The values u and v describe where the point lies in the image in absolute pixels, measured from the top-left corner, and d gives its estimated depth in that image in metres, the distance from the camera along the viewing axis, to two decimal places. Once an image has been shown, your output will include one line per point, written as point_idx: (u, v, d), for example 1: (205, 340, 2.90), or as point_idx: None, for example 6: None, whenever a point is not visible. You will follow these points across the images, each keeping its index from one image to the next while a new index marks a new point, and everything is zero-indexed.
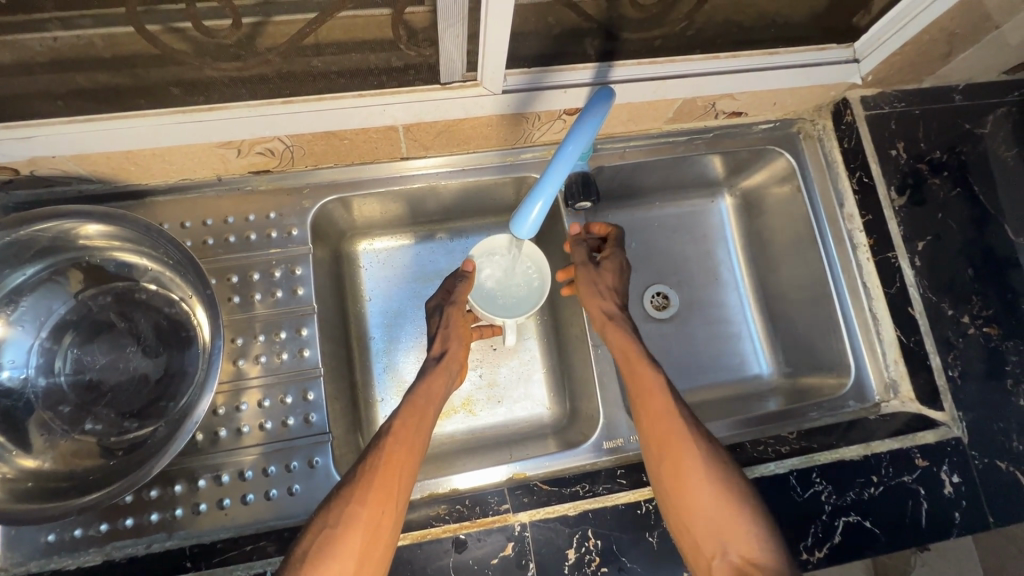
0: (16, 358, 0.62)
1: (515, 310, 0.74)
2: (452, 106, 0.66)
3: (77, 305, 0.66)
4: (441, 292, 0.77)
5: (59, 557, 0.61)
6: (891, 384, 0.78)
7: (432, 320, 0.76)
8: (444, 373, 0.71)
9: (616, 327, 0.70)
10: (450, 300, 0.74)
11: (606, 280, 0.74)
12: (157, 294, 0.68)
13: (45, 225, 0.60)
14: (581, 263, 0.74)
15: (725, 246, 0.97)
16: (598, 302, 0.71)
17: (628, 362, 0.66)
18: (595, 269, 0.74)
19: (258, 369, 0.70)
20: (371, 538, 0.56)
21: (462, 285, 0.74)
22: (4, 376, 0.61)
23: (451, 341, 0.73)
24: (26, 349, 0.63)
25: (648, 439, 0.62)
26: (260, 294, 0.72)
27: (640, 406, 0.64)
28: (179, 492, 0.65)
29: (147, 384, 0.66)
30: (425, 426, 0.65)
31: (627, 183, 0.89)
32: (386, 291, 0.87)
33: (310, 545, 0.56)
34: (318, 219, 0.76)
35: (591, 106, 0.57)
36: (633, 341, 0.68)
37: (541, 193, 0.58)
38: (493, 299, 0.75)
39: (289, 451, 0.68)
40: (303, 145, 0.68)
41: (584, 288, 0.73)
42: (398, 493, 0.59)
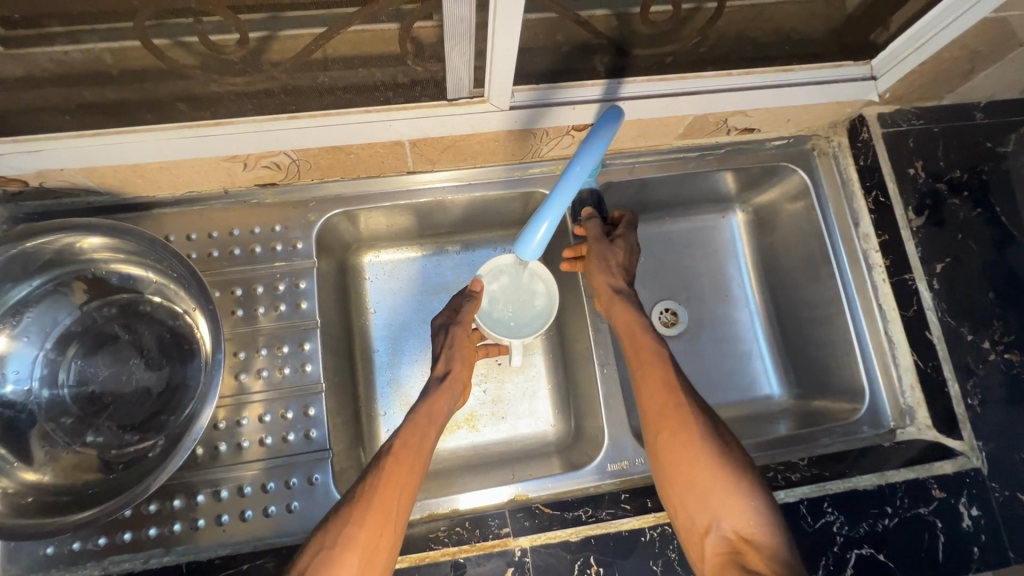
0: (19, 370, 0.62)
1: (523, 331, 0.74)
2: (457, 122, 0.65)
3: (82, 316, 0.66)
4: (447, 311, 0.76)
5: (57, 570, 0.61)
6: (907, 411, 0.75)
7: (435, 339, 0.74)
8: (445, 395, 0.70)
9: (622, 303, 0.69)
10: (456, 319, 0.73)
11: (619, 257, 0.72)
12: (160, 306, 0.68)
13: (51, 238, 0.60)
14: (595, 241, 0.72)
15: (735, 262, 0.95)
16: (608, 278, 0.70)
17: (631, 336, 0.67)
18: (609, 242, 0.72)
19: (260, 383, 0.69)
20: (366, 563, 0.55)
21: (468, 303, 0.73)
22: (7, 389, 0.61)
23: (456, 361, 0.72)
24: (30, 360, 0.63)
25: (647, 411, 0.63)
26: (264, 308, 0.71)
27: (641, 378, 0.65)
28: (178, 507, 0.64)
29: (149, 397, 0.66)
30: (426, 447, 0.64)
31: (637, 197, 0.87)
32: (390, 304, 0.86)
33: (308, 566, 0.55)
34: (323, 233, 0.76)
35: (600, 126, 0.56)
36: (636, 315, 0.68)
37: (549, 214, 0.58)
38: (499, 319, 0.75)
39: (289, 467, 0.67)
40: (308, 159, 0.68)
41: (595, 264, 0.71)
42: (395, 528, 0.58)
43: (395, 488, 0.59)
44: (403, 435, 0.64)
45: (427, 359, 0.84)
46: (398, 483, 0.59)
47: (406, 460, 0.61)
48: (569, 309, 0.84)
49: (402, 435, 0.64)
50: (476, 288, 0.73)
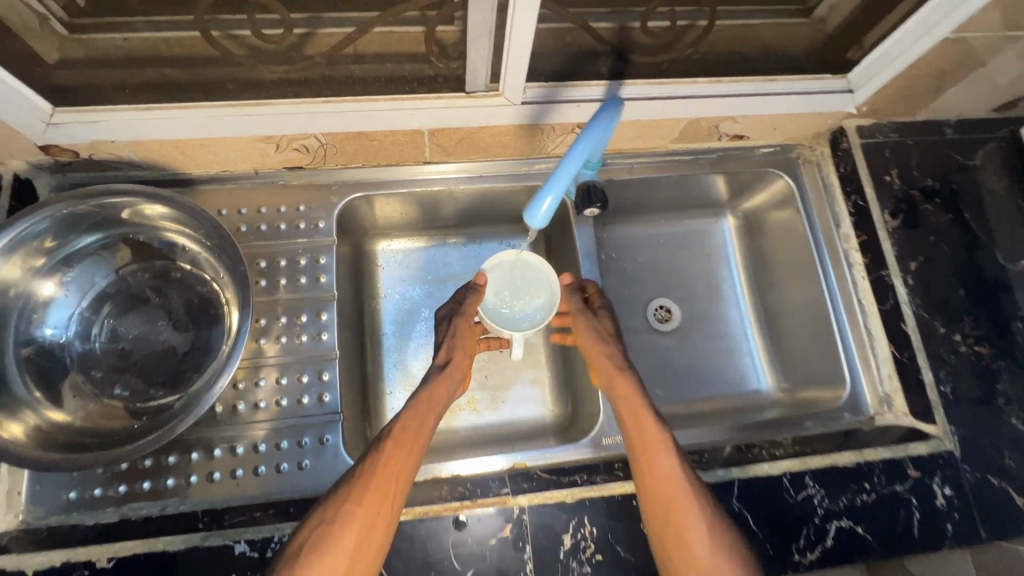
0: (58, 319, 0.67)
1: (524, 323, 0.77)
2: (475, 113, 0.71)
3: (118, 279, 0.71)
4: (450, 303, 0.80)
5: (76, 514, 0.63)
6: (885, 398, 0.80)
7: (439, 329, 0.79)
8: (445, 382, 0.74)
9: (623, 380, 0.69)
10: (458, 310, 0.78)
11: (604, 325, 0.76)
12: (190, 273, 0.73)
13: (102, 202, 0.65)
14: (581, 312, 0.77)
15: (726, 264, 1.01)
16: (599, 349, 0.73)
17: (632, 415, 0.67)
18: (596, 320, 0.76)
19: (278, 349, 0.74)
20: (365, 538, 0.58)
21: (473, 295, 0.78)
22: (46, 334, 0.66)
23: (456, 351, 0.76)
24: (68, 314, 0.68)
25: (652, 505, 0.62)
26: (286, 280, 0.76)
27: (645, 470, 0.63)
28: (195, 460, 0.67)
29: (174, 356, 0.70)
30: (423, 434, 0.67)
31: (635, 197, 0.94)
32: (399, 290, 0.91)
33: (306, 541, 0.57)
34: (343, 214, 0.81)
35: (604, 110, 0.62)
36: (639, 395, 0.68)
37: (552, 189, 0.63)
38: (501, 312, 0.79)
39: (302, 427, 0.71)
40: (335, 143, 0.74)
41: (585, 332, 0.75)
42: (388, 508, 0.60)
43: (390, 479, 0.61)
44: (401, 422, 0.66)
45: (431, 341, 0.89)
46: (395, 470, 0.62)
47: (405, 444, 0.64)
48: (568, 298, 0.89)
49: (398, 428, 0.65)
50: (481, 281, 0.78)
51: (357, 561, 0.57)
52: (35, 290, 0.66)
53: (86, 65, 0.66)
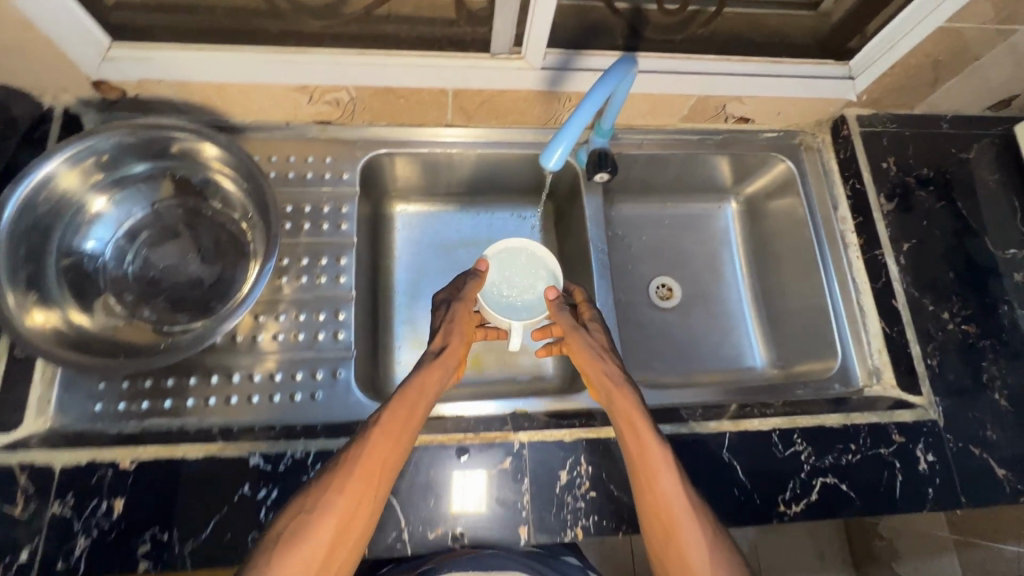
0: (101, 233, 0.72)
1: (526, 313, 0.77)
2: (497, 75, 0.77)
3: (153, 213, 0.75)
4: (450, 288, 0.76)
5: (100, 425, 0.65)
6: (874, 371, 0.83)
7: (436, 313, 0.74)
8: (440, 368, 0.68)
9: (620, 394, 0.66)
10: (459, 296, 0.74)
11: (601, 338, 0.72)
12: (221, 212, 0.77)
13: (154, 134, 0.71)
14: (574, 327, 0.72)
15: (727, 247, 1.05)
16: (596, 364, 0.69)
17: (630, 428, 0.63)
18: (590, 334, 0.72)
19: (298, 288, 0.77)
20: (344, 528, 0.56)
21: (473, 282, 0.75)
22: (88, 244, 0.71)
23: (453, 336, 0.71)
24: (111, 231, 0.73)
25: (650, 518, 0.59)
26: (309, 225, 0.80)
27: (645, 485, 0.60)
28: (215, 383, 0.70)
29: (201, 287, 0.74)
30: (411, 426, 0.62)
31: (644, 174, 0.98)
32: (412, 252, 0.95)
33: (284, 531, 0.54)
34: (366, 170, 0.86)
35: (619, 63, 0.67)
36: (638, 407, 0.64)
37: (568, 132, 0.67)
38: (501, 301, 0.78)
39: (316, 361, 0.74)
40: (364, 99, 0.78)
41: (580, 346, 0.71)
42: (374, 499, 0.58)
43: (382, 472, 0.59)
44: (391, 410, 0.62)
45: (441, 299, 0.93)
46: (387, 462, 0.60)
47: (392, 433, 0.60)
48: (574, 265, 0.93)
49: (389, 415, 0.61)
50: (482, 269, 0.77)
51: (336, 554, 0.55)
52: (88, 203, 0.71)
53: (139, 9, 0.71)
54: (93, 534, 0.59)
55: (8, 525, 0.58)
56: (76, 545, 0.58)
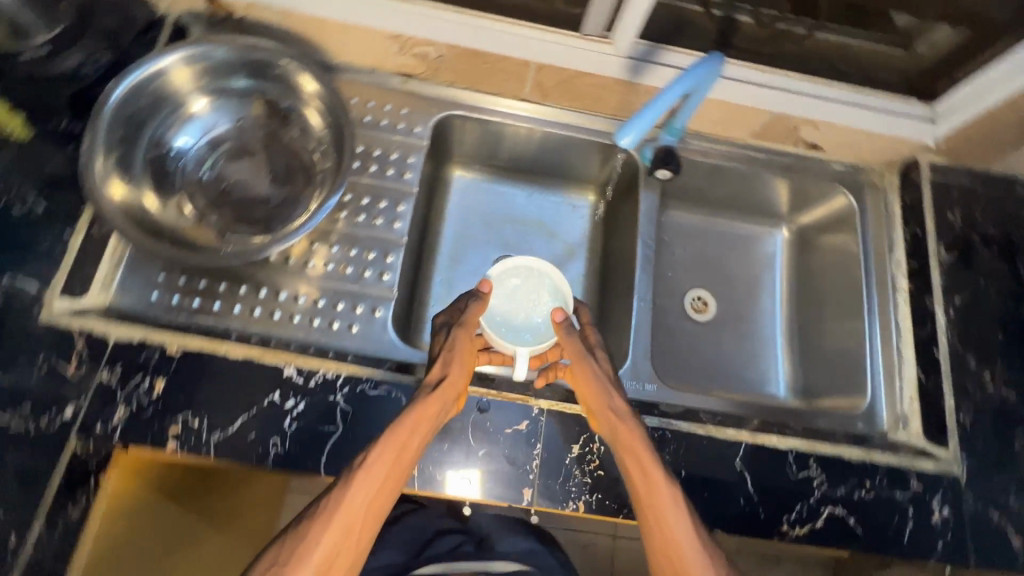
0: (190, 136, 0.77)
1: (536, 340, 0.69)
2: (583, 56, 0.83)
3: (236, 128, 0.79)
4: (448, 312, 0.68)
5: (154, 313, 0.69)
6: (901, 418, 0.81)
7: (433, 338, 0.67)
8: (435, 406, 0.62)
9: (627, 429, 0.64)
10: (459, 320, 0.67)
11: (607, 369, 0.67)
12: (296, 139, 0.80)
13: (257, 56, 0.76)
14: (581, 354, 0.67)
15: (771, 273, 1.03)
16: (604, 397, 0.65)
17: (639, 465, 0.62)
18: (598, 362, 0.67)
19: (354, 224, 0.80)
20: None
21: (474, 304, 0.68)
22: (177, 142, 0.76)
23: (452, 367, 0.64)
24: (198, 136, 0.77)
25: (658, 559, 0.59)
26: (375, 167, 0.83)
27: (653, 524, 0.60)
28: (262, 296, 0.73)
29: (265, 205, 0.77)
30: (399, 475, 0.59)
31: (703, 184, 0.97)
32: (461, 216, 0.96)
33: None
34: (436, 128, 0.87)
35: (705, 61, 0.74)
36: (645, 441, 0.63)
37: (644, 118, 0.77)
38: (505, 326, 0.70)
39: (357, 296, 0.76)
40: (452, 58, 0.83)
41: (586, 377, 0.66)
42: (357, 544, 0.56)
43: (373, 513, 0.57)
44: (380, 448, 0.59)
45: (479, 267, 0.94)
46: (379, 499, 0.58)
47: (378, 480, 0.58)
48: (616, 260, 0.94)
49: (379, 454, 0.58)
50: (484, 290, 0.69)
51: None
52: (189, 103, 0.76)
53: None
54: (133, 406, 0.63)
55: (60, 382, 0.62)
56: (115, 412, 0.62)
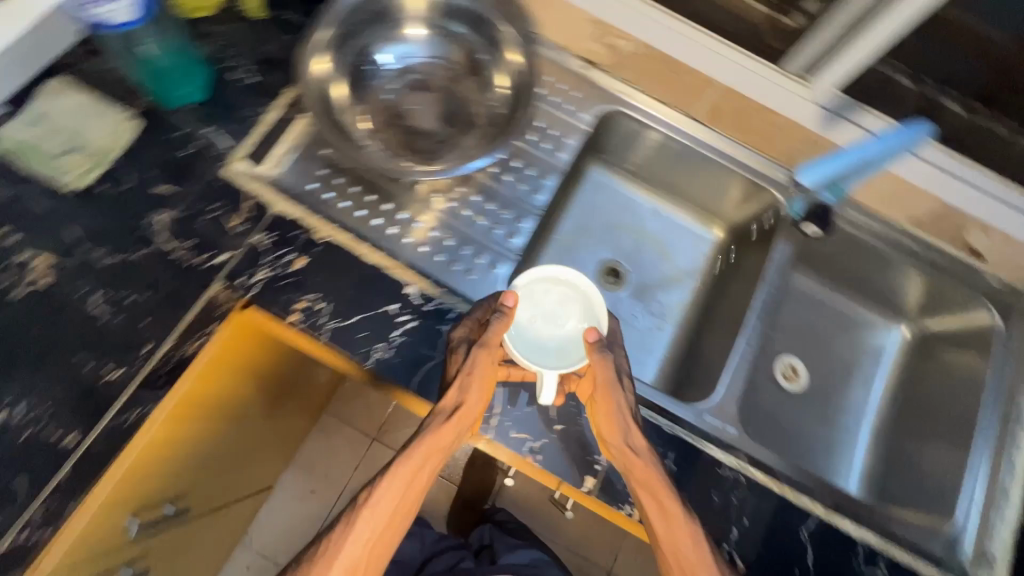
0: (391, 56, 0.83)
1: (561, 361, 0.66)
2: (773, 92, 0.80)
3: (427, 61, 0.83)
4: (471, 324, 0.68)
5: (304, 202, 0.72)
6: (986, 556, 0.75)
7: (453, 354, 0.67)
8: (450, 438, 0.65)
9: (643, 463, 0.65)
10: (482, 340, 0.65)
11: (629, 399, 0.66)
12: (473, 88, 0.83)
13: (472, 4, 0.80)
14: (609, 382, 0.64)
15: (875, 365, 0.98)
16: (624, 431, 0.65)
17: (656, 499, 0.65)
18: (624, 392, 0.65)
19: (501, 182, 0.84)
20: None
21: (498, 322, 0.64)
22: (380, 57, 0.82)
23: (469, 394, 0.64)
24: (397, 58, 0.83)
25: None
26: (534, 136, 0.87)
27: (667, 551, 0.64)
28: (400, 218, 0.76)
29: (429, 138, 0.82)
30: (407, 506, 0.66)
31: (838, 254, 0.93)
32: (586, 211, 0.98)
33: None
34: (601, 119, 0.89)
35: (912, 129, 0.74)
36: (660, 475, 0.65)
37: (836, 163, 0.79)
38: (533, 342, 0.67)
39: (483, 247, 0.79)
40: (642, 57, 0.83)
41: (609, 407, 0.65)
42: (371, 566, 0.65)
43: (385, 539, 0.65)
44: (386, 486, 0.65)
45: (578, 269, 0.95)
46: (389, 528, 0.65)
47: (383, 519, 0.65)
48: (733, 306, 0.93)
49: (385, 489, 0.65)
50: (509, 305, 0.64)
51: None
52: (406, 27, 0.82)
53: None
54: (274, 272, 0.69)
55: (222, 231, 0.69)
56: (258, 272, 0.68)
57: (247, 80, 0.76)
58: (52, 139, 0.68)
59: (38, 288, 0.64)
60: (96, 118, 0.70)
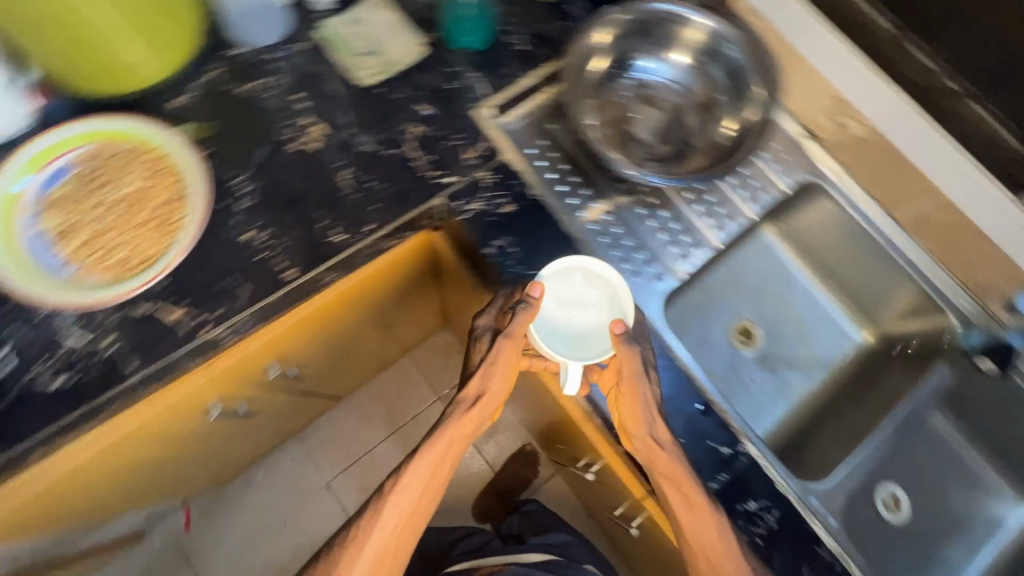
0: (645, 70, 0.89)
1: (587, 351, 0.72)
2: (993, 218, 0.81)
3: (668, 85, 0.89)
4: (496, 313, 0.76)
5: (524, 160, 0.81)
6: None
7: (479, 343, 0.76)
8: (467, 421, 0.78)
9: (668, 456, 0.67)
10: (507, 330, 0.72)
11: (652, 391, 0.69)
12: (697, 116, 0.88)
13: (732, 48, 0.85)
14: (634, 373, 0.68)
15: (991, 540, 0.85)
16: (649, 422, 0.68)
17: (681, 490, 0.67)
18: (648, 383, 0.69)
19: (688, 209, 0.88)
20: (384, 559, 0.76)
21: (524, 313, 0.70)
22: (636, 66, 0.89)
23: (494, 380, 0.76)
24: (648, 74, 0.89)
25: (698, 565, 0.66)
26: (734, 180, 0.91)
27: (692, 541, 0.66)
28: (594, 205, 0.82)
29: (642, 146, 0.87)
30: (432, 489, 0.78)
31: (1001, 409, 0.85)
32: (739, 267, 0.96)
33: (338, 549, 0.76)
34: (800, 185, 0.91)
35: None
36: (685, 466, 0.68)
37: None
38: (559, 336, 0.72)
39: (655, 257, 0.84)
40: (873, 144, 0.88)
41: (634, 398, 0.69)
42: (404, 544, 0.77)
43: (410, 524, 0.77)
44: (413, 472, 0.78)
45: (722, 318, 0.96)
46: (416, 511, 0.77)
47: (412, 502, 0.77)
48: (875, 413, 0.90)
49: (413, 472, 0.78)
50: (535, 295, 0.70)
51: None
52: (677, 52, 0.88)
53: None
54: (484, 208, 0.77)
55: (457, 158, 0.79)
56: (473, 203, 0.77)
57: (517, 46, 0.86)
58: (359, 42, 0.82)
59: (307, 149, 0.77)
60: (396, 37, 0.83)
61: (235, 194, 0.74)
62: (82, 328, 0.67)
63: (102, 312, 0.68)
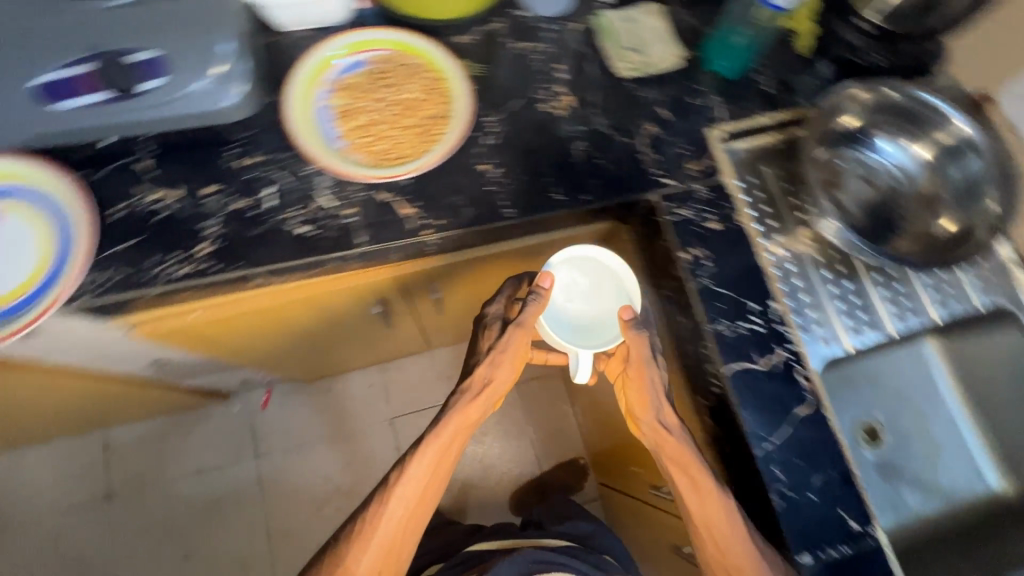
0: (882, 149, 0.89)
1: (596, 340, 0.78)
2: None
3: (897, 169, 0.89)
4: (502, 302, 0.85)
5: (738, 188, 0.85)
6: None
7: (485, 335, 0.85)
8: (475, 407, 0.85)
9: (674, 440, 0.75)
10: (517, 321, 0.79)
11: (658, 373, 0.77)
12: (915, 206, 0.88)
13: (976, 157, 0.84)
14: (646, 354, 0.75)
15: None
16: (654, 404, 0.76)
17: (685, 472, 0.74)
18: (656, 363, 0.77)
19: (875, 287, 0.88)
20: (394, 545, 0.83)
21: (534, 305, 0.76)
22: (877, 142, 0.89)
23: (500, 368, 0.84)
24: (881, 153, 0.89)
25: (706, 544, 0.72)
26: (927, 278, 0.90)
27: (698, 521, 0.72)
28: (788, 251, 0.85)
29: (850, 213, 0.87)
30: (436, 482, 0.85)
31: None
32: (892, 370, 0.92)
33: (354, 530, 0.83)
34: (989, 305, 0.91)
35: None
36: (689, 448, 0.75)
37: None
38: (568, 327, 0.79)
39: (828, 320, 0.84)
40: None
41: (641, 380, 0.77)
42: (408, 536, 0.84)
43: (416, 514, 0.84)
44: (418, 466, 0.84)
45: (857, 410, 0.91)
46: (421, 503, 0.84)
47: (416, 497, 0.84)
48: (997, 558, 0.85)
49: (417, 466, 0.84)
50: (545, 286, 0.77)
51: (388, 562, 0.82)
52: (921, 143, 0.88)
53: None
54: (690, 217, 0.82)
55: (680, 164, 0.84)
56: (682, 209, 0.82)
57: (763, 85, 0.90)
58: (627, 39, 0.89)
59: (555, 113, 0.85)
60: (659, 44, 0.90)
61: (484, 130, 0.82)
62: (333, 193, 0.77)
63: (353, 186, 0.77)
